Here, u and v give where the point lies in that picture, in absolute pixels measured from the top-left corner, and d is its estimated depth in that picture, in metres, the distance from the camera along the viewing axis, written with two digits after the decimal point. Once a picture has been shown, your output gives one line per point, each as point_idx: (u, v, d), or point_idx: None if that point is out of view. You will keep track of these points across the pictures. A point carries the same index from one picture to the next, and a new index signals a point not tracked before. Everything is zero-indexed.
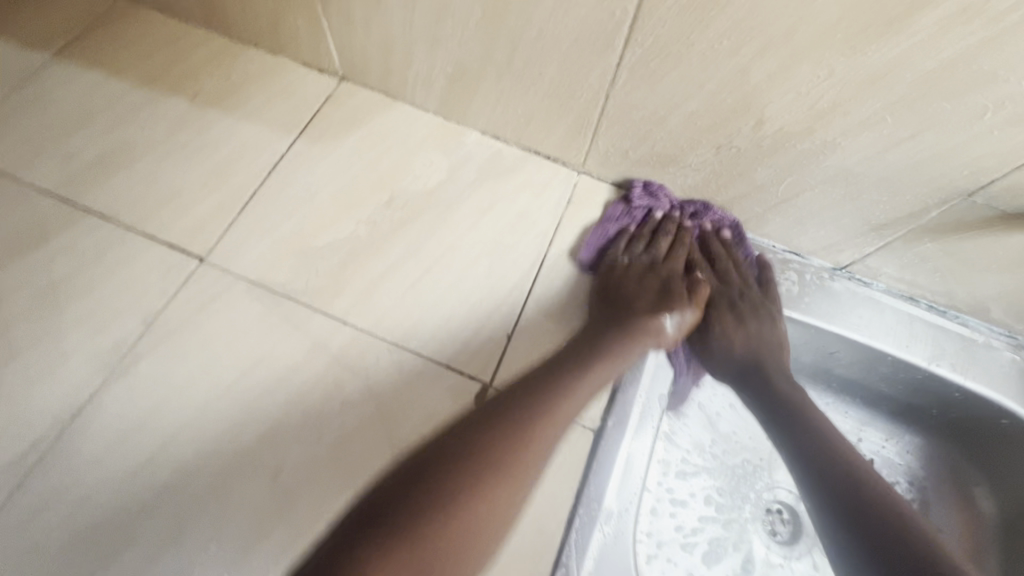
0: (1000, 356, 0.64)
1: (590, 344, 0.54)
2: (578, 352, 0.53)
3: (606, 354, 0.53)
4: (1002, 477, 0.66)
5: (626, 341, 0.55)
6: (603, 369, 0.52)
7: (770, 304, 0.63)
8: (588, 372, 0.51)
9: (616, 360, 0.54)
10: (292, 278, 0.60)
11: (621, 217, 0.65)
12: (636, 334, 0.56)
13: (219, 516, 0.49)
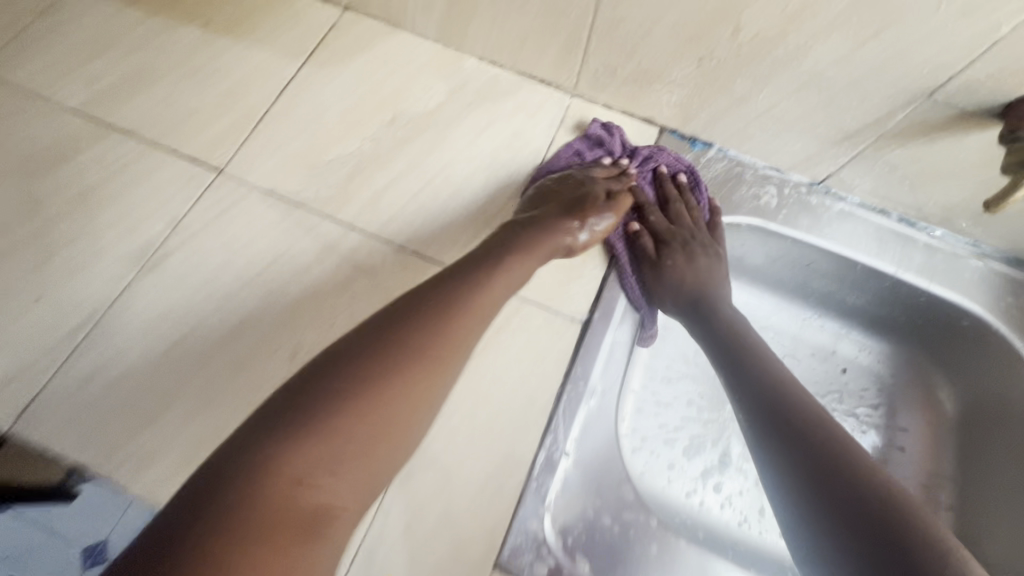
0: (967, 264, 0.68)
1: (518, 233, 0.56)
2: (505, 239, 0.55)
3: (534, 242, 0.55)
4: (965, 376, 0.71)
5: (552, 235, 0.57)
6: (528, 257, 0.53)
7: (715, 243, 0.66)
8: (514, 256, 0.53)
9: (540, 249, 0.55)
10: (303, 189, 0.64)
11: (571, 155, 0.68)
12: (561, 229, 0.58)
13: (244, 387, 0.54)
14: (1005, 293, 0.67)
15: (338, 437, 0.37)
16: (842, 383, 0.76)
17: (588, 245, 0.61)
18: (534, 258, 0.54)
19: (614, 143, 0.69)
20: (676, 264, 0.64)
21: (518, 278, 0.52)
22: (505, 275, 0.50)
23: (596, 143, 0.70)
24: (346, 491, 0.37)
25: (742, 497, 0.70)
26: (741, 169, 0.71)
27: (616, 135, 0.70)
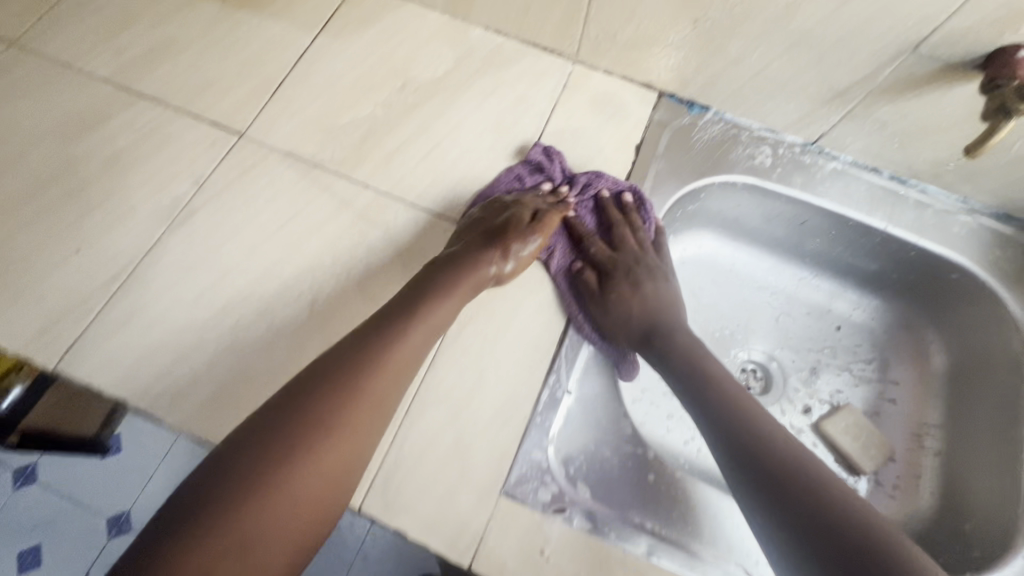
0: (955, 219, 0.71)
1: (440, 271, 0.56)
2: (425, 280, 0.55)
3: (456, 280, 0.56)
4: (953, 329, 0.74)
5: (476, 270, 0.57)
6: (448, 298, 0.54)
7: (662, 266, 0.64)
8: (433, 297, 0.53)
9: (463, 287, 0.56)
10: (319, 150, 0.68)
11: (511, 181, 0.68)
12: (486, 264, 0.58)
13: (269, 331, 0.58)
14: (992, 246, 0.69)
15: (259, 501, 0.38)
16: (836, 340, 0.80)
17: (512, 272, 0.61)
18: (455, 297, 0.55)
19: (551, 170, 0.69)
20: (621, 293, 0.61)
21: (437, 320, 0.52)
22: (426, 321, 0.52)
23: (538, 168, 0.69)
24: (273, 557, 0.38)
25: None
26: (736, 131, 0.74)
27: (555, 160, 0.69)
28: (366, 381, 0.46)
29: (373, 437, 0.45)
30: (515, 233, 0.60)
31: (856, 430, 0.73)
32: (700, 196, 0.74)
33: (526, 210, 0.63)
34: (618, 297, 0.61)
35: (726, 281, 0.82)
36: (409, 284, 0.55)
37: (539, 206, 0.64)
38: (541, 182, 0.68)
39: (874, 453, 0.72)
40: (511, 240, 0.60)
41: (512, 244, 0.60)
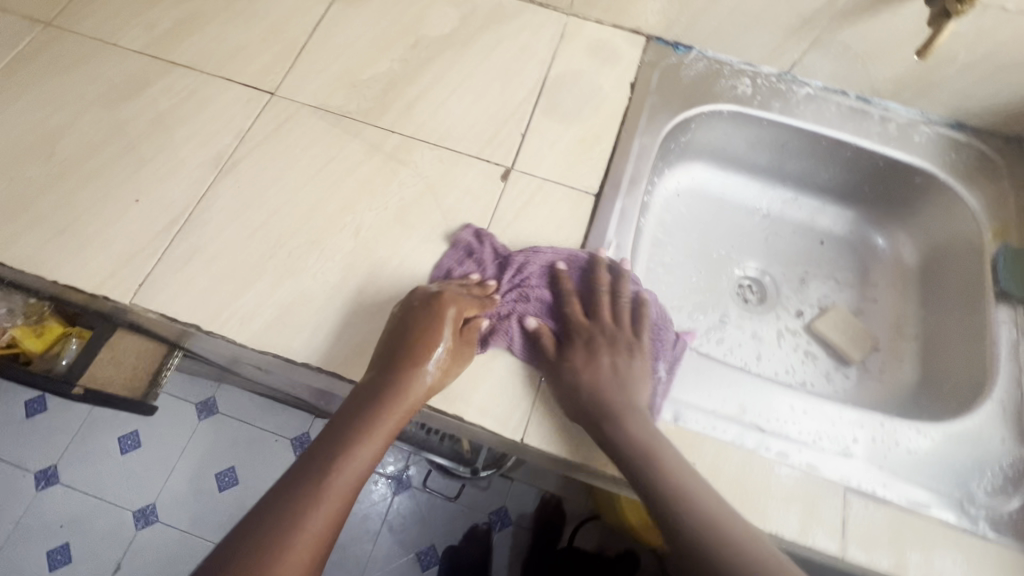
0: (916, 129, 0.80)
1: (364, 401, 0.54)
2: (350, 412, 0.54)
3: (378, 406, 0.54)
4: (921, 228, 0.83)
5: (398, 389, 0.55)
6: (371, 429, 0.53)
7: (613, 326, 0.62)
8: (359, 430, 0.52)
9: (388, 412, 0.54)
10: (346, 103, 0.75)
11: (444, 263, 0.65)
12: (410, 379, 0.55)
13: (319, 259, 0.65)
14: (949, 150, 0.79)
15: None
16: (821, 253, 0.88)
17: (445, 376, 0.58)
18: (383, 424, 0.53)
19: (483, 251, 0.66)
20: (579, 370, 0.58)
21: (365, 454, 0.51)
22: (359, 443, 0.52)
23: (468, 249, 0.66)
24: None
25: (741, 348, 0.82)
26: (719, 67, 0.82)
27: (485, 241, 0.66)
28: (305, 510, 0.47)
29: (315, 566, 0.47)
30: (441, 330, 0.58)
31: (843, 326, 0.82)
32: (692, 126, 0.82)
33: (454, 302, 0.59)
34: (578, 373, 0.58)
35: (717, 209, 0.90)
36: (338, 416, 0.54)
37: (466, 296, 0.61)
38: (473, 263, 0.65)
39: (860, 346, 0.80)
40: (430, 344, 0.57)
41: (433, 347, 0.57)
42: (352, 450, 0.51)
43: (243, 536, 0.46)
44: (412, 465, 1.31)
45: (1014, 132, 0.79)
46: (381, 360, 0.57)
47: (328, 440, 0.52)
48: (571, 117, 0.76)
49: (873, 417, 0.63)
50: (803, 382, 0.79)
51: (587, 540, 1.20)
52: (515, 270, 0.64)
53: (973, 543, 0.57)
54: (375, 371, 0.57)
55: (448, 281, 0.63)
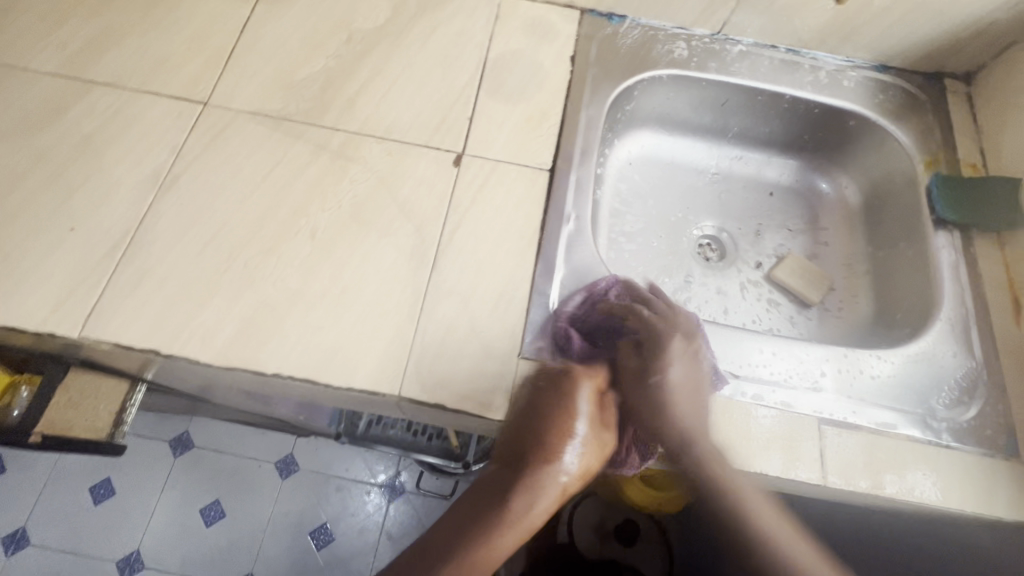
0: (844, 75, 0.84)
1: (496, 505, 0.53)
2: (475, 508, 0.54)
3: (511, 514, 0.53)
4: (860, 168, 0.87)
5: (529, 498, 0.54)
6: (512, 521, 0.53)
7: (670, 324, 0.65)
8: (485, 533, 0.52)
9: (519, 514, 0.53)
10: (284, 105, 0.73)
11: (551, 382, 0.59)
12: (545, 492, 0.54)
13: (277, 266, 0.63)
14: (876, 92, 0.83)
15: None
16: (772, 204, 0.92)
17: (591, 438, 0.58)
18: (514, 533, 0.53)
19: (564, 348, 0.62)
20: (685, 384, 0.61)
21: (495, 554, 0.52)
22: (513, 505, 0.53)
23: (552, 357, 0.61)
24: None
25: (708, 304, 0.84)
26: (653, 33, 0.83)
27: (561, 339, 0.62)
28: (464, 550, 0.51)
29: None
30: (571, 431, 0.56)
31: (800, 271, 0.85)
32: (635, 94, 0.83)
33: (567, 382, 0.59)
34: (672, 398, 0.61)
35: (670, 174, 0.92)
36: (458, 510, 0.55)
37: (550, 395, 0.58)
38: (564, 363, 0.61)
39: (817, 288, 0.84)
40: (568, 437, 0.56)
41: (568, 451, 0.56)
42: (497, 536, 0.52)
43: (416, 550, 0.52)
44: (404, 470, 1.37)
45: (932, 69, 0.84)
46: (507, 464, 0.56)
47: (455, 537, 0.52)
48: (516, 96, 0.76)
49: (837, 350, 0.66)
50: (769, 329, 0.82)
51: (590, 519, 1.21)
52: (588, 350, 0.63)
53: (937, 452, 0.61)
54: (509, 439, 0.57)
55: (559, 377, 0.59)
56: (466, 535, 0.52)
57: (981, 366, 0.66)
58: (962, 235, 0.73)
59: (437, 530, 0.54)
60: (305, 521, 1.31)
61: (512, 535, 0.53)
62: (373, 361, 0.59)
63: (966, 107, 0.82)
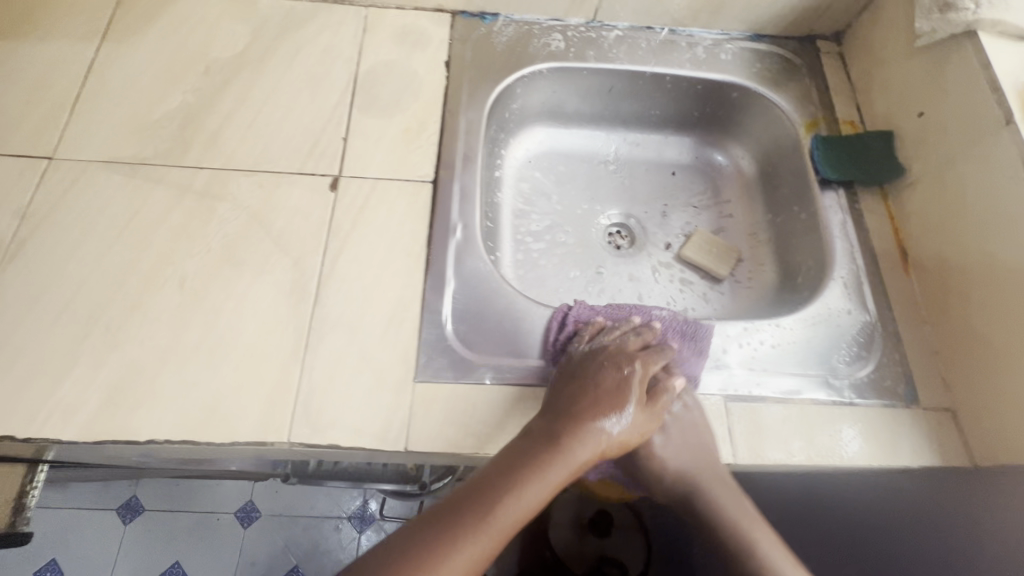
0: (721, 48, 0.84)
1: (551, 443, 0.51)
2: (521, 453, 0.51)
3: (560, 457, 0.50)
4: (751, 138, 0.88)
5: (577, 446, 0.51)
6: (563, 458, 0.50)
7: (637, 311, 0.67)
8: (535, 473, 0.49)
9: (573, 452, 0.51)
10: (140, 148, 0.68)
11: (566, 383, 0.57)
12: (594, 445, 0.52)
13: (144, 323, 0.58)
14: (753, 62, 0.84)
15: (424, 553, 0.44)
16: (675, 184, 0.92)
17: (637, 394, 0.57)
18: (566, 470, 0.50)
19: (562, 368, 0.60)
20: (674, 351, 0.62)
21: (539, 495, 0.49)
22: (565, 449, 0.51)
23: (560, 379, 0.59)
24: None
25: (621, 293, 0.83)
26: (528, 28, 0.82)
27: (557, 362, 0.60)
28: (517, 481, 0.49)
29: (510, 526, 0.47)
30: (625, 399, 0.56)
31: (707, 247, 0.86)
32: (518, 90, 0.82)
33: (598, 361, 0.58)
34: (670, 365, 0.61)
35: (571, 167, 0.91)
36: (498, 455, 0.51)
37: (608, 371, 0.57)
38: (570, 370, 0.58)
39: (726, 261, 0.84)
40: (618, 389, 0.56)
41: (622, 401, 0.55)
42: (550, 473, 0.50)
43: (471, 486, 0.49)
44: (372, 498, 1.30)
45: (804, 32, 0.85)
46: (552, 418, 0.53)
47: (500, 474, 0.49)
48: (390, 108, 0.74)
49: (738, 324, 0.67)
50: (684, 309, 0.82)
51: (564, 516, 1.06)
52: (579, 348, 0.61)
53: (842, 410, 0.61)
54: (561, 390, 0.56)
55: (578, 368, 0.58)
56: (520, 467, 0.49)
57: (876, 319, 0.67)
58: (847, 192, 0.74)
59: (480, 472, 0.50)
60: (275, 567, 1.24)
61: (563, 475, 0.50)
62: (257, 410, 0.55)
63: (839, 66, 0.84)
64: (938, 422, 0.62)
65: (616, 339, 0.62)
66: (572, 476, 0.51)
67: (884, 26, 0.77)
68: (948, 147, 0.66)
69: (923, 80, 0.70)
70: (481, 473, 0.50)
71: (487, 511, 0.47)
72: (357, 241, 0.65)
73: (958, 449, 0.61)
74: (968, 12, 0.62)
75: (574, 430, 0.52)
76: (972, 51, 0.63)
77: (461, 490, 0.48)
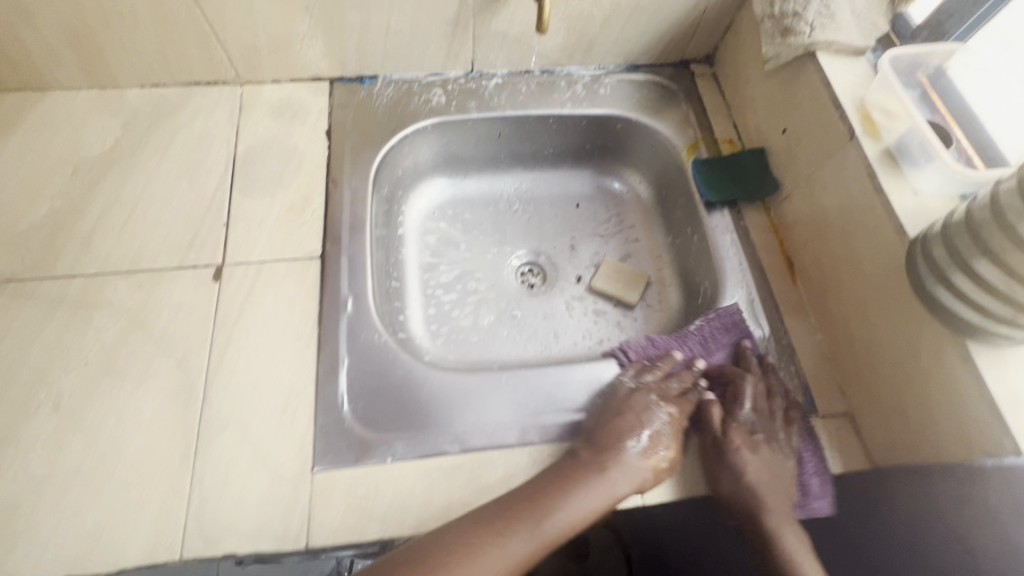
0: (600, 83, 0.87)
1: (597, 464, 0.56)
2: (559, 472, 0.56)
3: (604, 479, 0.55)
4: (642, 165, 0.91)
5: (618, 473, 0.56)
6: (609, 479, 0.56)
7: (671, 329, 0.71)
8: (580, 491, 0.55)
9: (617, 476, 0.56)
10: (6, 265, 0.65)
11: (626, 423, 0.60)
12: (630, 477, 0.56)
13: (16, 455, 0.55)
14: (631, 93, 0.87)
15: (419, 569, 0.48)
16: (580, 216, 0.93)
17: (675, 420, 0.61)
18: (612, 491, 0.55)
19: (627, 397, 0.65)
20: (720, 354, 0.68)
21: (582, 515, 0.54)
22: (609, 470, 0.56)
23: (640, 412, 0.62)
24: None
25: (537, 333, 0.84)
26: (408, 86, 0.82)
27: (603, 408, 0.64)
28: (562, 494, 0.54)
29: (552, 533, 0.53)
30: (660, 426, 0.60)
31: (615, 275, 0.87)
32: (405, 149, 0.82)
33: (644, 396, 0.62)
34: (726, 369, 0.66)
35: (478, 211, 0.92)
36: (545, 471, 0.57)
37: (647, 406, 0.61)
38: (626, 407, 0.61)
39: (634, 287, 0.85)
40: (656, 418, 0.60)
41: (657, 426, 0.60)
42: (595, 493, 0.55)
43: (523, 493, 0.54)
44: None
45: (677, 58, 0.89)
46: (596, 447, 0.58)
47: (542, 494, 0.54)
48: (272, 187, 0.73)
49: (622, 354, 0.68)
50: (600, 341, 0.83)
51: None
52: (635, 380, 0.64)
53: None
54: (610, 414, 0.61)
55: (629, 403, 0.61)
56: (567, 483, 0.55)
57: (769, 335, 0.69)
58: (732, 211, 0.76)
59: (529, 484, 0.56)
60: None
61: (606, 495, 0.55)
62: (144, 531, 0.53)
63: (713, 87, 0.88)
64: (835, 427, 0.63)
65: (650, 371, 0.65)
66: (616, 498, 0.55)
67: (744, 48, 0.80)
68: (810, 161, 0.69)
69: (782, 99, 0.73)
70: (531, 484, 0.56)
71: (537, 519, 0.53)
72: (245, 330, 0.64)
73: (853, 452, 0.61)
74: (804, 36, 0.66)
75: (617, 452, 0.57)
76: (814, 71, 0.67)
77: (513, 496, 0.54)
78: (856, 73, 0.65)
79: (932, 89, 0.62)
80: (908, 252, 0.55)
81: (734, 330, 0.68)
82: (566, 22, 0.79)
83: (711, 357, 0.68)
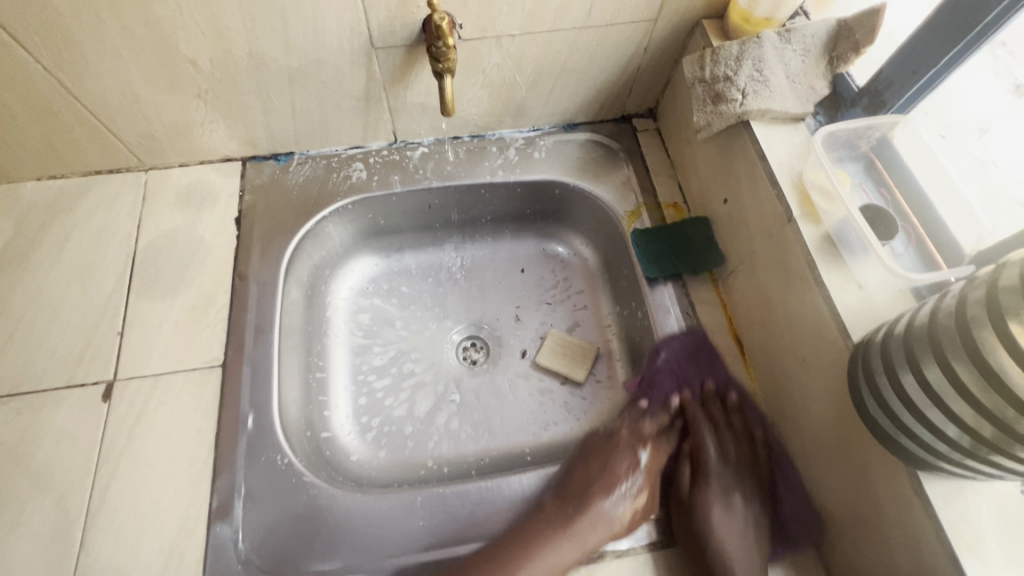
0: (534, 146, 0.81)
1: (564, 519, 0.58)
2: (527, 525, 0.58)
3: (570, 532, 0.56)
4: (585, 228, 0.85)
5: (589, 524, 0.57)
6: (580, 529, 0.57)
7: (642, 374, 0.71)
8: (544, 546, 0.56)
9: (586, 528, 0.57)
10: None
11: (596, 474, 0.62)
12: (602, 525, 0.56)
13: None
14: (569, 156, 0.81)
15: None
16: (525, 282, 0.86)
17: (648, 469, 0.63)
18: (581, 540, 0.56)
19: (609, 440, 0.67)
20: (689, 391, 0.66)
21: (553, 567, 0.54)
22: (575, 526, 0.57)
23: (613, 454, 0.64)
24: None
25: (478, 418, 0.76)
26: (326, 162, 0.77)
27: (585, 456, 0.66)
28: (529, 548, 0.56)
29: None
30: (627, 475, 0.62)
31: (561, 351, 0.80)
32: (325, 231, 0.76)
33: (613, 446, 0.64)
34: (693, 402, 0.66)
35: (416, 282, 0.85)
36: (516, 524, 0.58)
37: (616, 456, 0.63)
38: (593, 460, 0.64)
39: (581, 363, 0.79)
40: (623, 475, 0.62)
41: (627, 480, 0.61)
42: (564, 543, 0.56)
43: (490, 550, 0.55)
44: None
45: (618, 114, 0.83)
46: (564, 499, 0.60)
47: (511, 548, 0.56)
48: (174, 286, 0.68)
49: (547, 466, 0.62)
50: (545, 426, 0.76)
51: None
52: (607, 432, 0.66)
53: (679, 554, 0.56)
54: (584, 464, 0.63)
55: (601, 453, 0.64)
56: (534, 537, 0.56)
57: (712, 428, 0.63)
58: (677, 286, 0.70)
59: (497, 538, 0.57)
60: None
61: (575, 545, 0.55)
62: None
63: (657, 143, 0.82)
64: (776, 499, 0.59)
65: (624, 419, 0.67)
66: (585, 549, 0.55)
67: (683, 106, 0.75)
68: (751, 236, 0.63)
69: (720, 166, 0.67)
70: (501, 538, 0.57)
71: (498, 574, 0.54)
72: (134, 458, 0.58)
73: (799, 498, 0.58)
74: (735, 104, 0.60)
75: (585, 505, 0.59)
76: (749, 141, 0.61)
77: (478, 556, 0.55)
78: (793, 143, 0.60)
79: (877, 158, 0.59)
80: (851, 356, 0.49)
81: (705, 364, 0.66)
82: (489, 89, 0.73)
83: (684, 388, 0.66)
